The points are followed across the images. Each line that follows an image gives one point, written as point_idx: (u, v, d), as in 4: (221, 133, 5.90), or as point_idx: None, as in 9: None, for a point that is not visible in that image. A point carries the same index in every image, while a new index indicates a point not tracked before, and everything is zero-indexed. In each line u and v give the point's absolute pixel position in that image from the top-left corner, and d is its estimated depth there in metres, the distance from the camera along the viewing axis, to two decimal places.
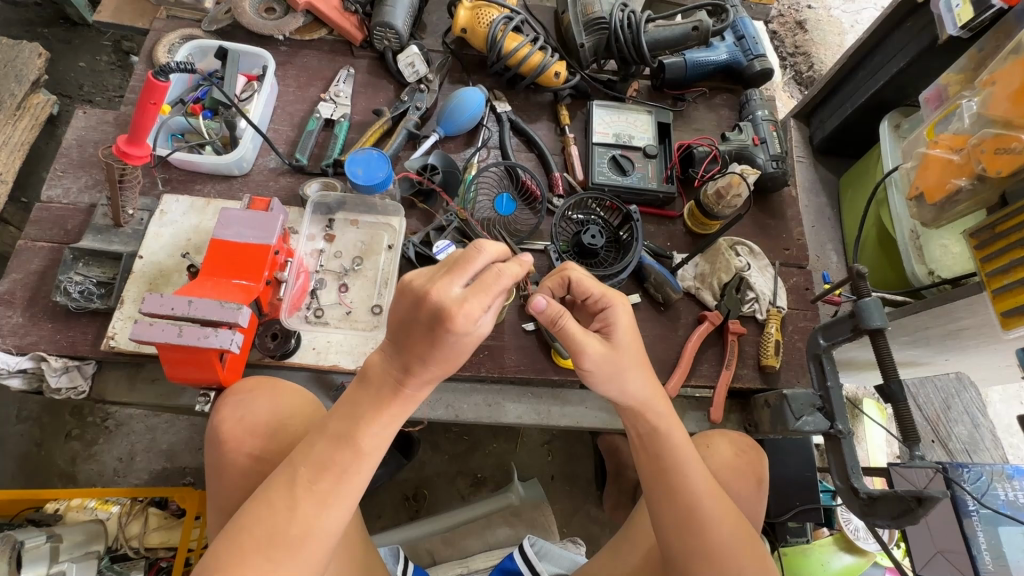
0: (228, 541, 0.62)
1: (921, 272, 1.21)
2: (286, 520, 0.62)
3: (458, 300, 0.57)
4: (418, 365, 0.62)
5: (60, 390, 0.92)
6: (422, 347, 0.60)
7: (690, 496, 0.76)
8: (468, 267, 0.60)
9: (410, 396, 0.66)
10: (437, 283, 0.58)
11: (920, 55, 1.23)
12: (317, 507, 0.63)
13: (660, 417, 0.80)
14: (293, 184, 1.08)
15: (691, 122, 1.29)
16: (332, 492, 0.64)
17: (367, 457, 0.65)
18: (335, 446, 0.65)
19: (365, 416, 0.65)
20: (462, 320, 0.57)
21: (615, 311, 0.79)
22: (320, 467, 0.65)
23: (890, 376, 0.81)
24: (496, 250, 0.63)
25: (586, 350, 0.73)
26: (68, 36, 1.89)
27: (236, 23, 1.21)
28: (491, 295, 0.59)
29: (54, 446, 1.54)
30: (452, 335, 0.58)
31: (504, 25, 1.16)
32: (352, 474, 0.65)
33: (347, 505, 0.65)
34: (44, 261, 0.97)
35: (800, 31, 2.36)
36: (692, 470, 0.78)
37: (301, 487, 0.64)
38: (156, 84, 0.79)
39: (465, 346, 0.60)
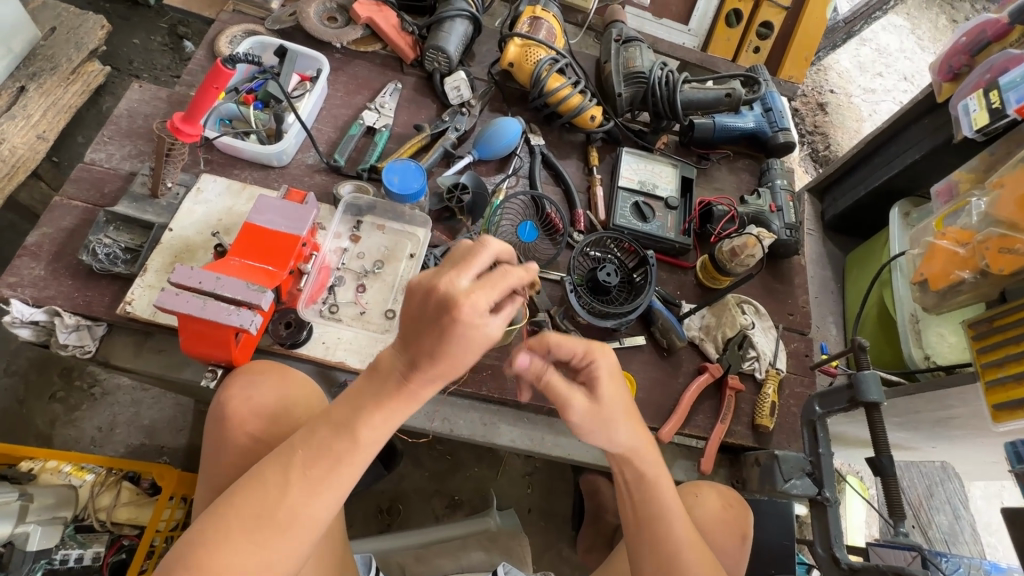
0: (217, 514, 0.64)
1: (917, 355, 1.23)
2: (276, 502, 0.64)
3: (467, 294, 0.59)
4: (421, 359, 0.63)
5: (67, 346, 0.93)
6: (429, 340, 0.61)
7: (672, 547, 0.75)
8: (472, 262, 0.62)
9: (413, 394, 0.67)
10: (446, 276, 0.60)
11: (934, 150, 1.30)
12: (307, 492, 0.65)
13: (649, 466, 0.79)
14: (328, 183, 1.12)
15: (713, 181, 1.35)
16: (325, 480, 0.65)
17: (363, 451, 0.67)
18: (333, 436, 0.67)
19: (367, 410, 0.67)
20: (469, 310, 0.58)
21: (601, 365, 0.76)
22: (316, 453, 0.66)
23: (881, 450, 0.83)
24: (500, 246, 0.65)
25: (572, 403, 0.73)
26: (127, 14, 1.97)
27: (297, 26, 1.26)
28: (495, 290, 0.60)
29: (36, 406, 1.52)
30: (460, 328, 0.59)
31: (550, 66, 1.23)
32: (346, 466, 0.66)
33: (339, 496, 0.67)
34: (76, 220, 0.99)
35: (821, 113, 2.47)
36: (676, 522, 0.77)
37: (295, 471, 0.65)
38: (222, 71, 0.83)
39: (471, 343, 0.61)
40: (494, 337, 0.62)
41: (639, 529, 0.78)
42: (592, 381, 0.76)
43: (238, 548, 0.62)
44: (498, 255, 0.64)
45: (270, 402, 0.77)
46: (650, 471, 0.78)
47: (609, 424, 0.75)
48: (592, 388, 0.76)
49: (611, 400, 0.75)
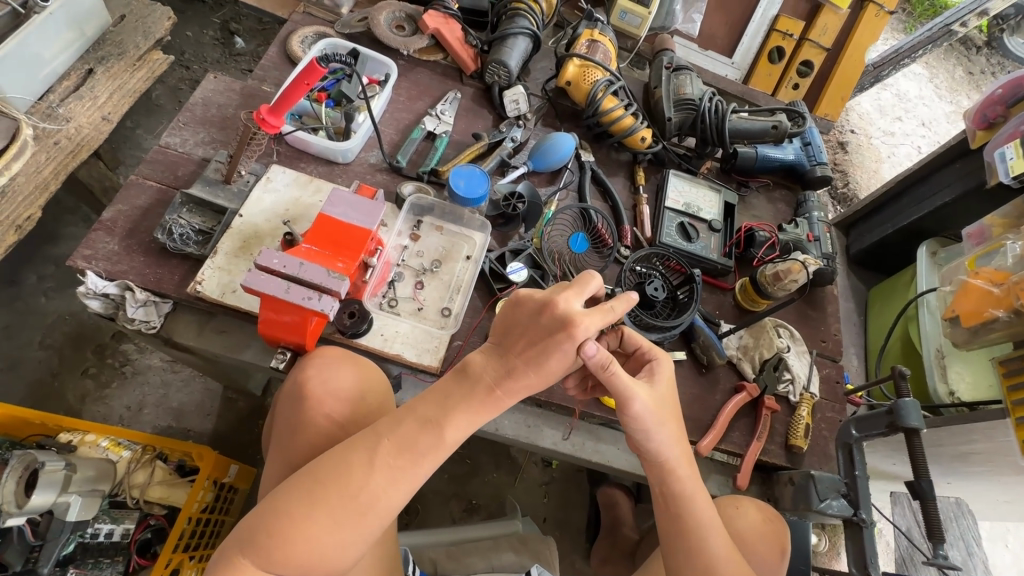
0: (301, 490, 0.65)
1: (942, 390, 1.27)
2: (358, 487, 0.66)
3: (581, 317, 0.71)
4: (515, 365, 0.72)
5: (134, 321, 0.96)
6: (532, 348, 0.71)
7: (707, 559, 0.79)
8: (585, 290, 0.75)
9: (499, 400, 0.71)
10: (563, 296, 0.73)
11: (965, 194, 1.36)
12: (389, 481, 0.67)
13: (684, 479, 0.82)
14: (389, 182, 1.16)
15: (751, 208, 1.40)
16: (406, 471, 0.68)
17: (446, 448, 0.70)
18: (420, 430, 0.69)
19: (456, 408, 0.70)
20: (582, 328, 0.71)
21: (660, 364, 0.87)
22: (402, 445, 0.68)
23: (920, 474, 0.86)
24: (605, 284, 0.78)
25: (634, 394, 0.78)
26: (184, 7, 2.03)
27: (365, 32, 1.32)
28: (603, 319, 0.72)
29: (68, 380, 1.54)
30: (568, 342, 0.70)
31: (606, 87, 1.29)
32: (428, 459, 0.69)
33: (413, 489, 0.69)
34: (151, 199, 1.03)
35: (842, 151, 2.54)
36: (711, 535, 0.81)
37: (380, 459, 0.67)
38: (315, 69, 0.88)
39: (566, 358, 0.71)
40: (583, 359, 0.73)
41: (674, 540, 0.81)
42: (649, 375, 0.85)
43: (318, 524, 0.64)
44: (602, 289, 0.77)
45: (349, 388, 0.80)
46: (683, 482, 0.82)
47: (655, 423, 0.80)
48: (650, 380, 0.85)
49: (665, 395, 0.84)
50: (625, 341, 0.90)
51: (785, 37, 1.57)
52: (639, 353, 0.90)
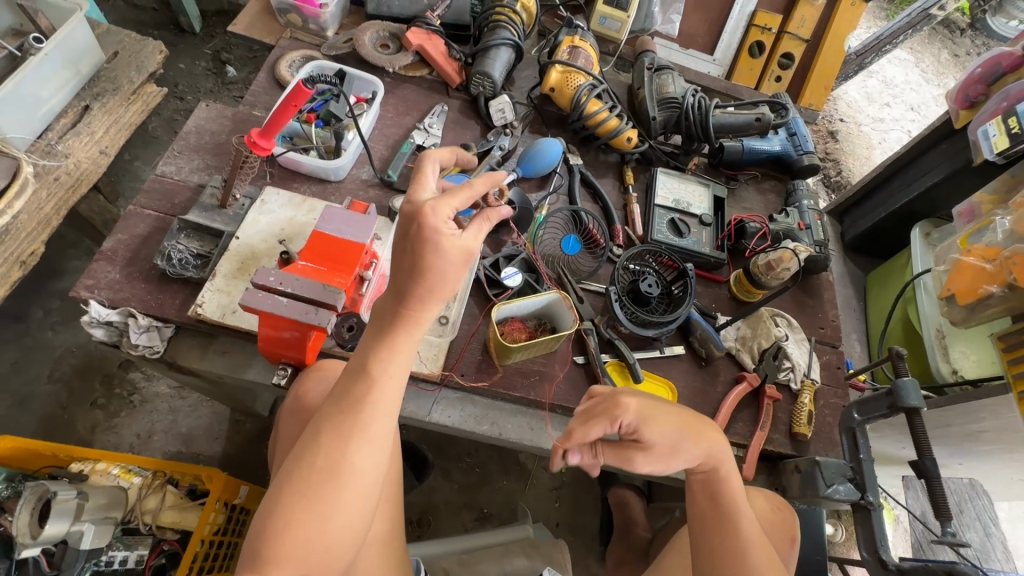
0: (272, 484, 0.69)
1: (945, 370, 1.27)
2: (314, 455, 0.69)
3: (431, 201, 0.71)
4: (406, 281, 0.71)
5: (138, 346, 0.98)
6: (408, 256, 0.71)
7: (740, 539, 0.80)
8: (434, 188, 0.76)
9: (414, 322, 0.73)
10: (414, 197, 0.73)
11: (954, 173, 1.36)
12: (339, 440, 0.69)
13: (730, 471, 0.84)
14: (381, 197, 1.18)
15: (741, 201, 1.41)
16: (354, 424, 0.70)
17: (381, 386, 0.72)
18: (353, 381, 0.72)
19: (375, 347, 0.73)
20: (433, 213, 0.70)
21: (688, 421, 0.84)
22: (341, 400, 0.72)
23: (924, 453, 0.86)
24: (458, 174, 0.79)
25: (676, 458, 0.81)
26: (176, 41, 2.09)
27: (351, 52, 1.35)
28: (456, 198, 0.72)
29: (78, 411, 1.56)
30: (429, 231, 0.69)
31: (589, 91, 1.31)
32: (369, 404, 0.71)
33: (371, 438, 0.71)
34: (150, 227, 1.05)
35: (832, 140, 2.56)
36: (743, 519, 0.81)
37: (324, 421, 0.71)
38: (302, 90, 0.90)
39: (442, 248, 0.70)
40: (462, 243, 0.71)
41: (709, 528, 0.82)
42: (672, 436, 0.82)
43: (292, 507, 0.67)
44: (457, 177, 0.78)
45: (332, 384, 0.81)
46: (728, 474, 0.83)
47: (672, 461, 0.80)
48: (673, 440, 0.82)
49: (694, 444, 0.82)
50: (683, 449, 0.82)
51: (764, 31, 1.59)
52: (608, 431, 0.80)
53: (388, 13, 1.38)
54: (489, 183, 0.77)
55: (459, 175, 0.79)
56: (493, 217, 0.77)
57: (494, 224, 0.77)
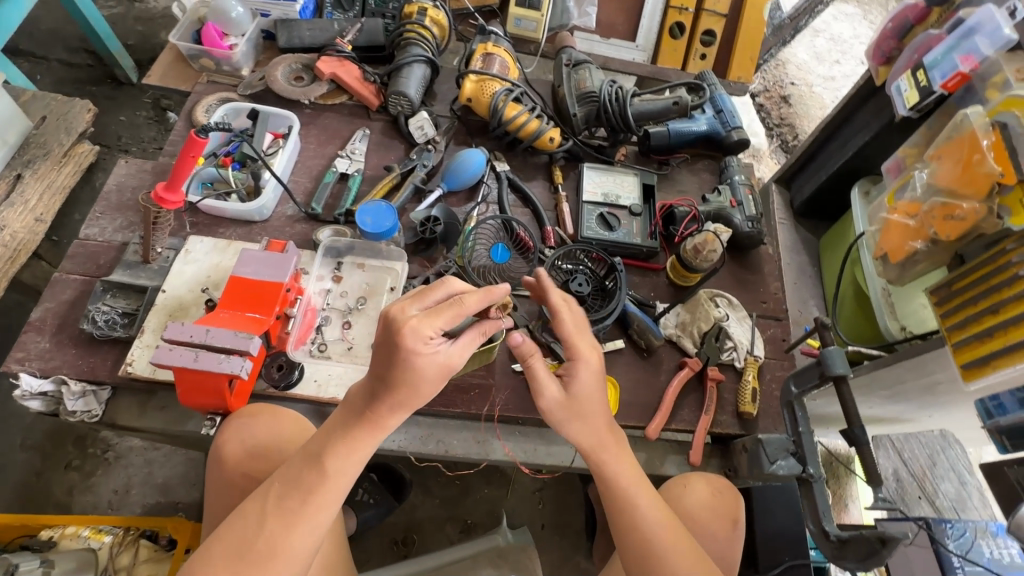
0: (204, 553, 0.71)
1: (894, 327, 1.26)
2: (254, 535, 0.71)
3: (415, 321, 0.70)
4: (380, 387, 0.74)
5: (75, 413, 0.98)
6: (384, 366, 0.72)
7: (644, 533, 0.79)
8: (426, 297, 0.74)
9: (378, 422, 0.75)
10: (400, 305, 0.72)
11: (882, 130, 1.36)
12: (283, 525, 0.72)
13: (614, 466, 0.84)
14: (308, 230, 1.18)
15: (676, 184, 1.41)
16: (299, 513, 0.72)
17: (331, 480, 0.74)
18: (306, 468, 0.75)
19: (335, 442, 0.75)
20: (412, 335, 0.69)
21: (583, 366, 0.84)
22: (290, 486, 0.74)
23: (852, 421, 0.86)
24: (457, 284, 0.77)
25: (543, 391, 0.83)
26: (113, 93, 2.07)
27: (267, 89, 1.35)
28: (442, 318, 0.71)
29: (53, 476, 1.56)
30: (407, 352, 0.70)
31: (505, 96, 1.30)
32: (317, 496, 0.73)
33: (314, 525, 0.73)
34: (76, 292, 1.06)
35: (785, 105, 2.54)
36: (645, 510, 0.81)
37: (271, 504, 0.73)
38: (196, 140, 0.91)
39: (420, 367, 0.71)
40: (443, 360, 0.73)
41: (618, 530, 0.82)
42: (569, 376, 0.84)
43: None
44: (453, 289, 0.76)
45: (260, 440, 0.83)
46: (614, 468, 0.84)
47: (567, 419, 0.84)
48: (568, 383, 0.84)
49: (586, 398, 0.84)
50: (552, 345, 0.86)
51: (682, 12, 1.59)
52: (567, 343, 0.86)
53: (300, 44, 1.38)
54: (483, 301, 0.74)
55: (458, 285, 0.77)
56: (486, 330, 0.78)
57: (488, 337, 0.78)
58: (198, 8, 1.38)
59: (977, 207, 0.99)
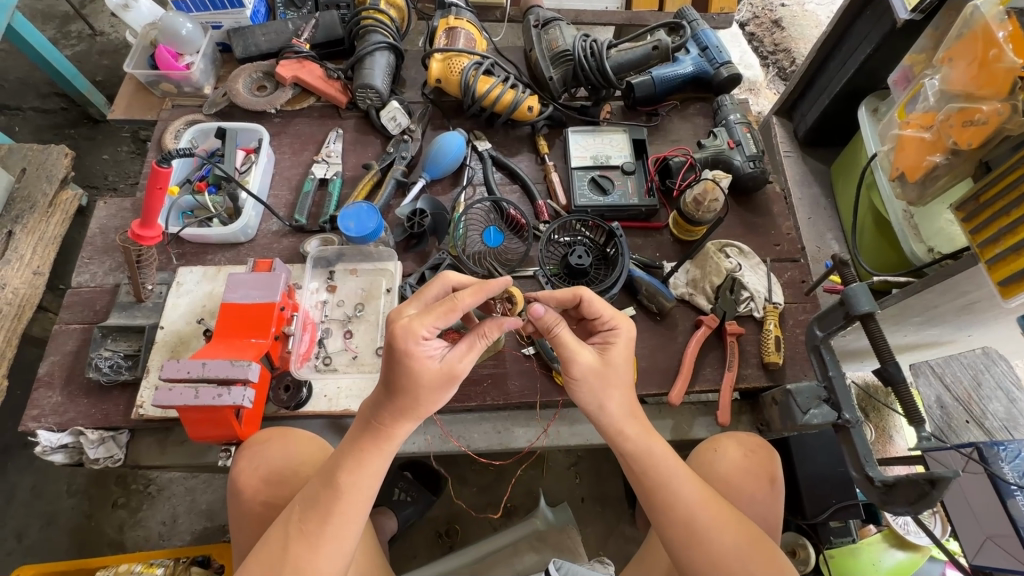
0: None
1: (921, 250, 1.18)
2: (280, 563, 0.68)
3: (407, 320, 0.68)
4: (383, 394, 0.71)
5: (98, 460, 0.99)
6: (386, 370, 0.70)
7: (683, 511, 0.75)
8: (423, 296, 0.74)
9: (387, 433, 0.72)
10: (398, 308, 0.72)
11: (884, 40, 1.25)
12: (307, 547, 0.69)
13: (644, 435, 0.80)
14: (295, 243, 1.15)
15: (668, 134, 1.33)
16: (319, 534, 0.69)
17: (348, 497, 0.71)
18: (322, 488, 0.72)
19: (347, 458, 0.72)
20: (404, 332, 0.67)
21: (620, 333, 0.80)
22: (310, 507, 0.71)
23: (886, 359, 0.80)
24: (455, 278, 0.76)
25: (578, 357, 0.75)
26: (92, 133, 2.05)
27: (233, 104, 1.31)
28: (433, 314, 0.68)
29: (103, 516, 1.60)
30: (399, 352, 0.67)
31: (475, 70, 1.23)
32: (337, 515, 0.70)
33: (337, 545, 0.70)
34: (78, 342, 1.05)
35: (777, 30, 2.37)
36: (681, 487, 0.77)
37: (293, 528, 0.70)
38: (159, 171, 0.88)
39: (417, 371, 0.68)
40: (442, 365, 0.69)
41: (654, 509, 0.77)
42: (606, 343, 0.80)
43: None
44: (449, 283, 0.75)
45: (274, 465, 0.82)
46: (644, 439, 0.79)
47: (601, 389, 0.77)
48: (603, 349, 0.79)
49: (620, 366, 0.78)
50: (585, 309, 0.80)
51: None
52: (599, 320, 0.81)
53: (257, 52, 1.33)
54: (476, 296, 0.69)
55: (454, 280, 0.76)
56: (489, 329, 0.71)
57: (490, 338, 0.71)
58: (149, 32, 1.34)
59: (999, 107, 0.90)
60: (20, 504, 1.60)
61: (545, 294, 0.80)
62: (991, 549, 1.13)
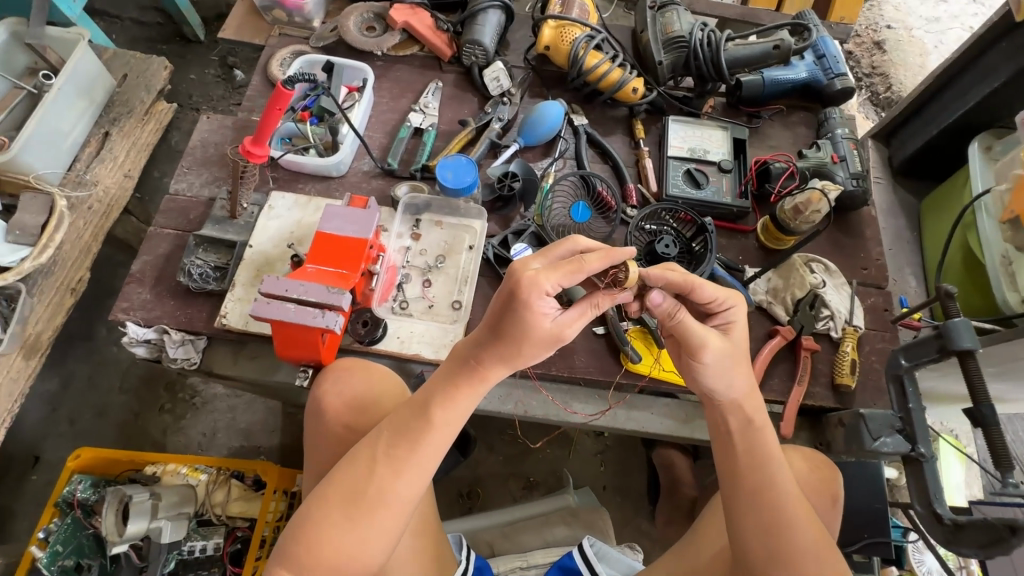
0: (317, 496, 0.71)
1: (1013, 299, 1.13)
2: (366, 481, 0.70)
3: (533, 272, 0.67)
4: (487, 337, 0.71)
5: (176, 360, 1.03)
6: (497, 315, 0.70)
7: (776, 495, 0.73)
8: (551, 254, 0.73)
9: (482, 378, 0.73)
10: (524, 258, 0.71)
11: (1017, 76, 1.19)
12: (391, 471, 0.70)
13: (755, 419, 0.79)
14: (384, 186, 1.17)
15: (767, 139, 1.30)
16: (406, 460, 0.71)
17: (438, 431, 0.72)
18: (411, 418, 0.73)
19: (440, 393, 0.73)
20: (530, 286, 0.67)
21: (738, 314, 0.81)
22: (399, 433, 0.73)
23: (980, 399, 0.79)
24: (584, 245, 0.75)
25: (706, 339, 0.75)
26: (183, 52, 2.08)
27: (339, 41, 1.32)
28: (559, 271, 0.67)
29: (149, 417, 1.68)
30: (519, 302, 0.67)
31: (586, 43, 1.22)
32: (425, 446, 0.72)
33: (417, 475, 0.71)
34: (170, 246, 1.09)
35: (879, 52, 2.25)
36: (781, 472, 0.75)
37: (380, 451, 0.72)
38: (282, 92, 0.91)
39: (529, 325, 0.68)
40: (552, 324, 0.69)
41: (742, 494, 0.75)
42: (727, 323, 0.80)
43: (336, 523, 0.68)
44: (579, 250, 0.74)
45: (354, 394, 0.84)
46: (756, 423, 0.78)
47: (727, 369, 0.77)
48: (725, 332, 0.80)
49: (742, 344, 0.80)
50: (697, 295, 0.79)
51: None
52: (715, 304, 0.80)
53: None
54: (601, 263, 0.69)
55: (583, 245, 0.75)
56: (600, 301, 0.73)
57: (599, 311, 0.73)
58: None
59: None
60: (76, 391, 1.69)
61: (654, 276, 0.77)
62: None
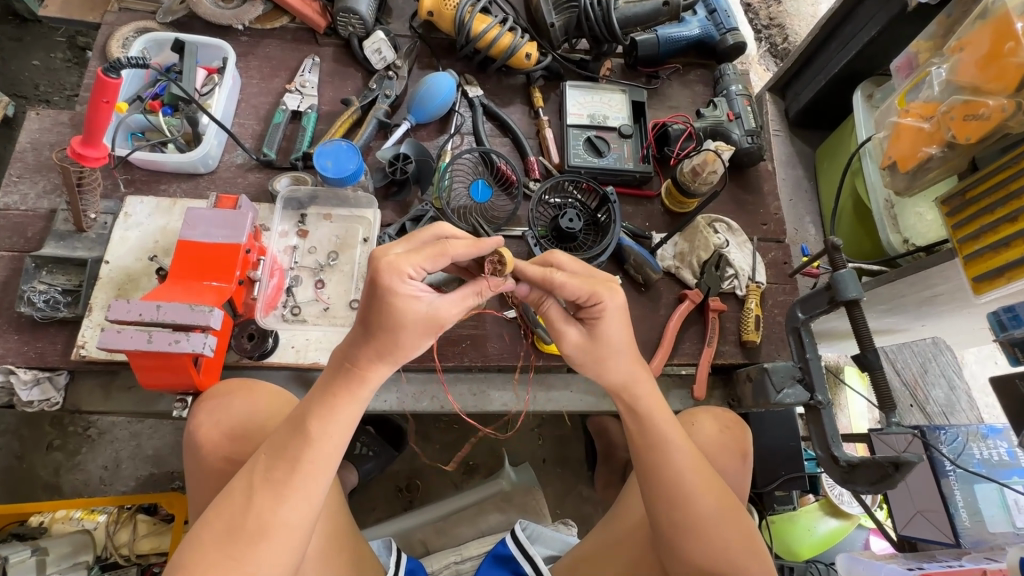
0: (192, 537, 0.63)
1: (896, 241, 1.19)
2: (243, 513, 0.63)
3: (392, 257, 0.63)
4: (359, 333, 0.67)
5: (32, 403, 0.90)
6: (366, 307, 0.65)
7: (672, 472, 0.73)
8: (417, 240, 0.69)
9: (359, 378, 0.67)
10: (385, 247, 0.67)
11: (890, 23, 1.22)
12: (272, 497, 0.64)
13: (647, 393, 0.78)
14: (263, 180, 1.05)
15: (666, 99, 1.28)
16: (286, 482, 0.64)
17: (318, 445, 0.66)
18: (290, 436, 0.67)
19: (317, 404, 0.67)
20: (389, 272, 0.63)
21: (608, 307, 0.74)
22: (277, 454, 0.66)
23: (866, 347, 0.82)
24: (450, 231, 0.72)
25: (562, 334, 0.76)
26: (18, 33, 1.74)
27: (192, 14, 1.15)
28: (423, 255, 0.64)
29: (36, 458, 1.50)
30: (382, 290, 0.63)
31: (472, 6, 1.13)
32: (305, 464, 0.65)
33: (305, 499, 0.65)
34: (6, 272, 0.93)
35: (775, 3, 2.27)
36: (677, 447, 0.75)
37: (258, 477, 0.65)
38: (106, 81, 0.76)
39: (399, 311, 0.64)
40: (427, 310, 0.65)
41: (645, 468, 0.75)
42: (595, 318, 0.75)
43: (214, 563, 0.61)
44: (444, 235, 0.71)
45: (238, 420, 0.77)
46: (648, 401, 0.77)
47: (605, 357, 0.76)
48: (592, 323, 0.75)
49: (614, 335, 0.75)
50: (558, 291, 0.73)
51: None
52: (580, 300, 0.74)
53: None
54: (468, 251, 0.68)
55: (450, 231, 0.72)
56: (483, 288, 0.70)
57: (485, 296, 0.70)
58: None
59: (1004, 104, 0.91)
60: None
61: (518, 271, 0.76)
62: (920, 522, 1.21)
